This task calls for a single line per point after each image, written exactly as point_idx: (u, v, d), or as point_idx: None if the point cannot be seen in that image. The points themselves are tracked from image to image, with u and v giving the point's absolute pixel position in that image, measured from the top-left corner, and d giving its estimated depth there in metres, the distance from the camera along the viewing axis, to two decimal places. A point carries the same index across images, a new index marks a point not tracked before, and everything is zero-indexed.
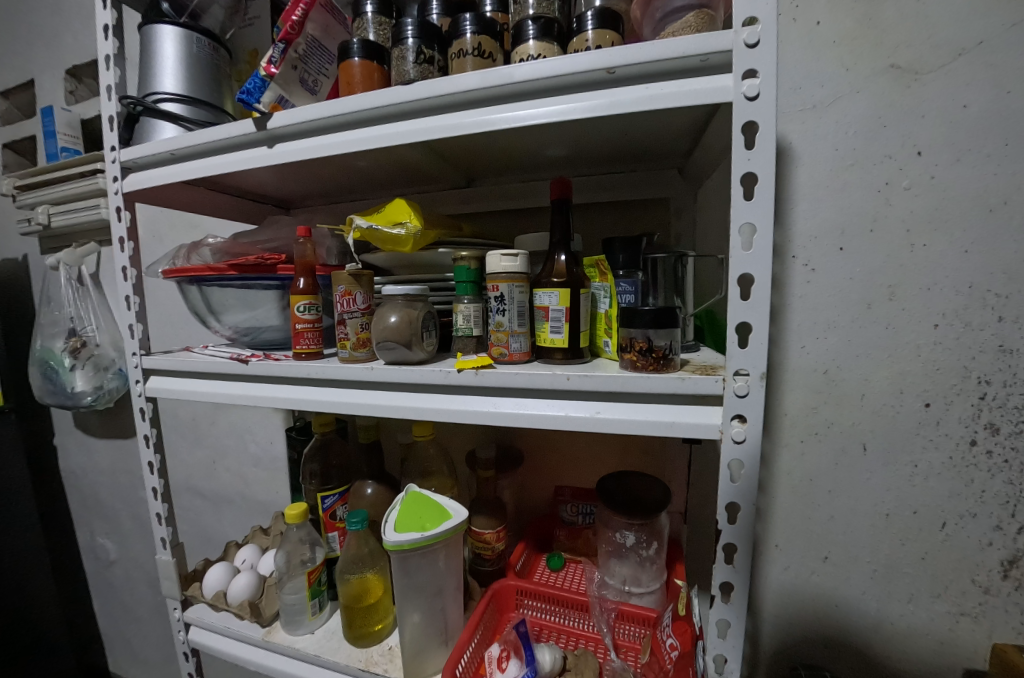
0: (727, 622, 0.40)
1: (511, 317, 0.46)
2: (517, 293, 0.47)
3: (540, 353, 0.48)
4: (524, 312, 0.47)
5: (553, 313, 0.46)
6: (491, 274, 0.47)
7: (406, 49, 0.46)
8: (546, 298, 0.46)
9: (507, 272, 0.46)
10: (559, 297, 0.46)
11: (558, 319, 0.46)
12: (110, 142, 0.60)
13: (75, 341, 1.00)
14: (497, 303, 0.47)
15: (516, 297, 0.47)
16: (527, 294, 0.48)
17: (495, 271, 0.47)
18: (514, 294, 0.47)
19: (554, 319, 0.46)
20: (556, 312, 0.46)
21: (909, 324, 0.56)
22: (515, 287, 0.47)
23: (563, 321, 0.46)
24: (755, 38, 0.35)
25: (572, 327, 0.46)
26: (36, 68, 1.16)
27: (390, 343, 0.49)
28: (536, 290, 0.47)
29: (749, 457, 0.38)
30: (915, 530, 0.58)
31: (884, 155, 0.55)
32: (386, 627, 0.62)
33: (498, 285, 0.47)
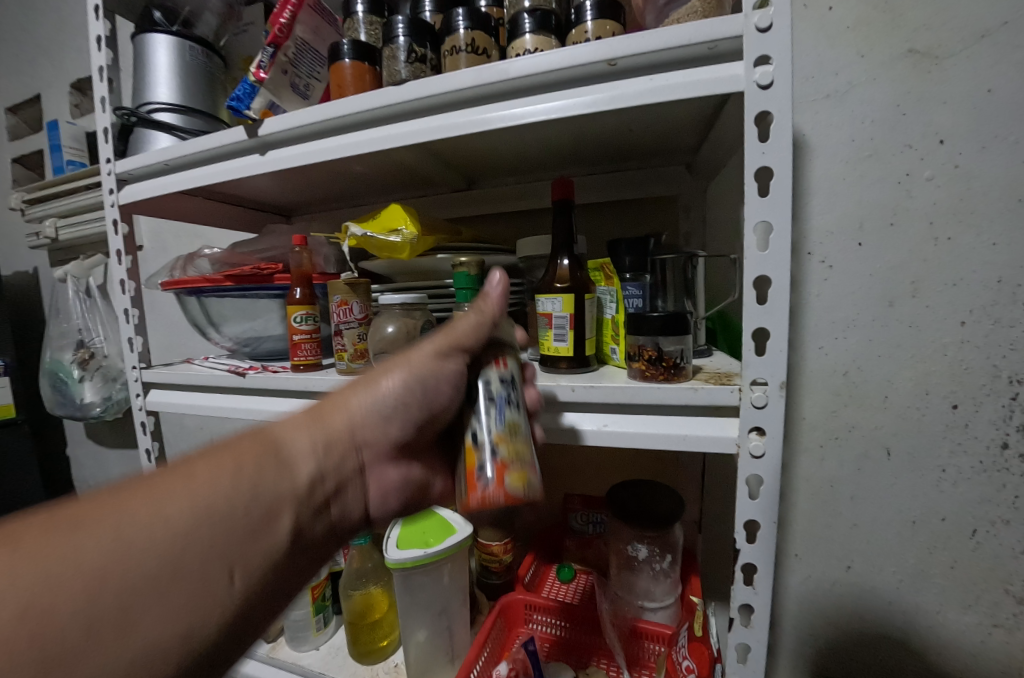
0: (746, 646, 0.38)
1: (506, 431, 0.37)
2: (512, 381, 0.38)
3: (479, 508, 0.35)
4: (484, 421, 0.37)
5: (496, 445, 0.36)
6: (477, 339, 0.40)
7: (397, 48, 0.44)
8: (528, 432, 0.37)
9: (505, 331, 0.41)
10: (528, 441, 0.37)
11: (496, 454, 0.35)
12: (105, 154, 0.58)
13: (83, 353, 0.99)
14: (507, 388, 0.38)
15: (493, 389, 0.37)
16: (514, 400, 0.37)
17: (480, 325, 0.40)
18: (507, 381, 0.38)
19: (492, 447, 0.36)
20: (502, 449, 0.35)
21: (935, 321, 0.52)
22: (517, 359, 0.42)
23: (504, 496, 0.34)
24: (768, 21, 0.32)
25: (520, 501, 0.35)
26: (43, 83, 1.17)
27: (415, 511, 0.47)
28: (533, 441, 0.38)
29: (769, 472, 0.35)
30: (944, 538, 0.54)
31: (904, 144, 0.51)
32: (393, 644, 0.60)
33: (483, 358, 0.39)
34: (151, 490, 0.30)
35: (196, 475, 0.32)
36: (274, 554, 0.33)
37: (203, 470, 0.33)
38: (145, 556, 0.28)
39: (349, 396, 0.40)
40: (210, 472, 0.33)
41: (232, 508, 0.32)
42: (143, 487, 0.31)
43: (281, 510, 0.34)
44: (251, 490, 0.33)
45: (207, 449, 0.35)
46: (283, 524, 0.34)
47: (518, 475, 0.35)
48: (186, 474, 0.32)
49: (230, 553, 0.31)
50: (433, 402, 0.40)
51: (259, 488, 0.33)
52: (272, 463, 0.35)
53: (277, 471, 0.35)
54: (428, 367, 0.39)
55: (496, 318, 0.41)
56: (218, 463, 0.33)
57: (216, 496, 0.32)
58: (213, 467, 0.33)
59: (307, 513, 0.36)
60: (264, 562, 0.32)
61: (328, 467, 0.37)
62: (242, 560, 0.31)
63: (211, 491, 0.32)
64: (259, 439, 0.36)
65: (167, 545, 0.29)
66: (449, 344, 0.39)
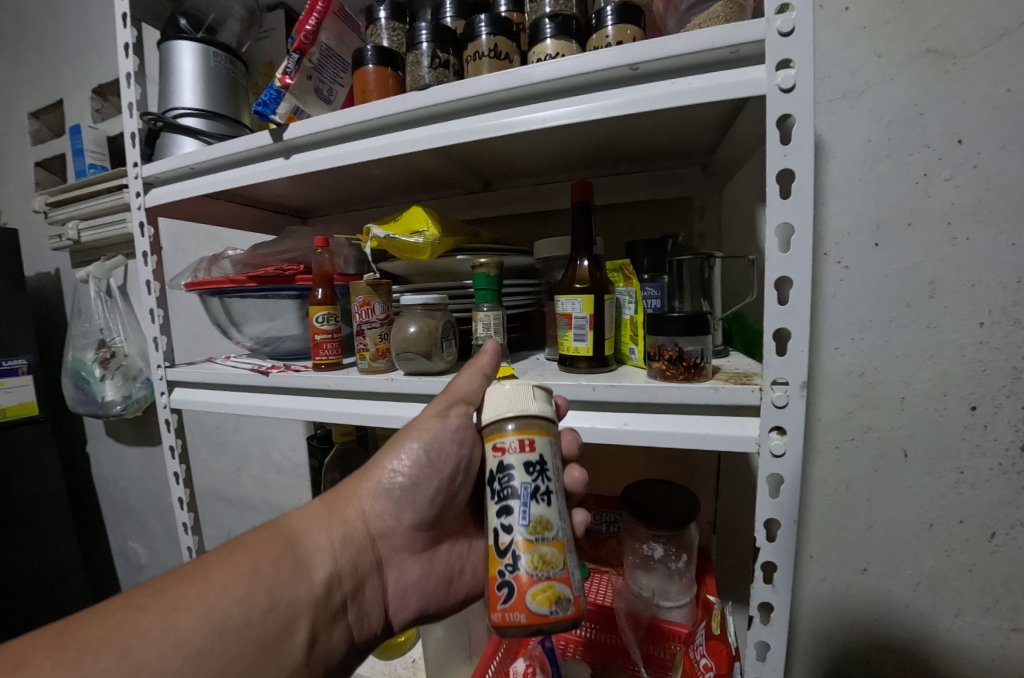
0: (766, 645, 0.38)
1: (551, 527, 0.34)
2: (541, 467, 0.35)
3: (501, 632, 0.33)
4: (510, 520, 0.34)
5: (521, 555, 0.33)
6: (488, 426, 0.36)
7: (421, 54, 0.45)
8: (559, 532, 0.35)
9: (539, 415, 0.35)
10: (558, 547, 0.34)
11: (521, 565, 0.33)
12: (133, 159, 0.60)
13: (105, 352, 1.01)
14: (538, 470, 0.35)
15: (518, 480, 0.34)
16: (540, 492, 0.34)
17: (498, 417, 0.36)
18: (534, 469, 0.35)
19: (516, 553, 0.33)
20: (527, 566, 0.33)
21: (954, 322, 0.52)
22: (555, 440, 0.36)
23: (527, 615, 0.32)
24: (790, 25, 0.32)
25: (543, 622, 0.32)
26: (65, 88, 1.19)
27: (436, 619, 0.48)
28: (566, 538, 0.35)
29: (789, 472, 0.35)
30: (962, 541, 0.54)
31: (922, 145, 0.51)
32: (410, 639, 0.61)
33: (502, 443, 0.35)
34: (177, 598, 0.33)
35: (219, 574, 0.35)
36: (289, 664, 0.35)
37: (225, 562, 0.36)
38: (175, 663, 0.31)
39: (363, 493, 0.42)
40: (231, 568, 0.35)
41: (249, 614, 0.34)
42: (175, 585, 0.34)
43: (297, 618, 0.36)
44: (266, 597, 0.35)
45: (234, 540, 0.38)
46: (298, 632, 0.36)
47: (543, 598, 0.33)
48: (210, 573, 0.35)
49: (248, 667, 0.33)
50: (441, 455, 0.41)
51: (276, 583, 0.36)
52: (290, 563, 0.37)
53: (294, 569, 0.37)
54: (436, 427, 0.40)
55: (488, 373, 0.42)
56: (241, 557, 0.36)
57: (235, 612, 0.34)
58: (233, 565, 0.36)
59: (324, 619, 0.38)
60: (278, 676, 0.34)
61: (343, 567, 0.39)
62: (261, 656, 0.33)
63: (234, 593, 0.34)
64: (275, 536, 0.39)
65: (198, 619, 0.32)
66: (450, 399, 0.41)
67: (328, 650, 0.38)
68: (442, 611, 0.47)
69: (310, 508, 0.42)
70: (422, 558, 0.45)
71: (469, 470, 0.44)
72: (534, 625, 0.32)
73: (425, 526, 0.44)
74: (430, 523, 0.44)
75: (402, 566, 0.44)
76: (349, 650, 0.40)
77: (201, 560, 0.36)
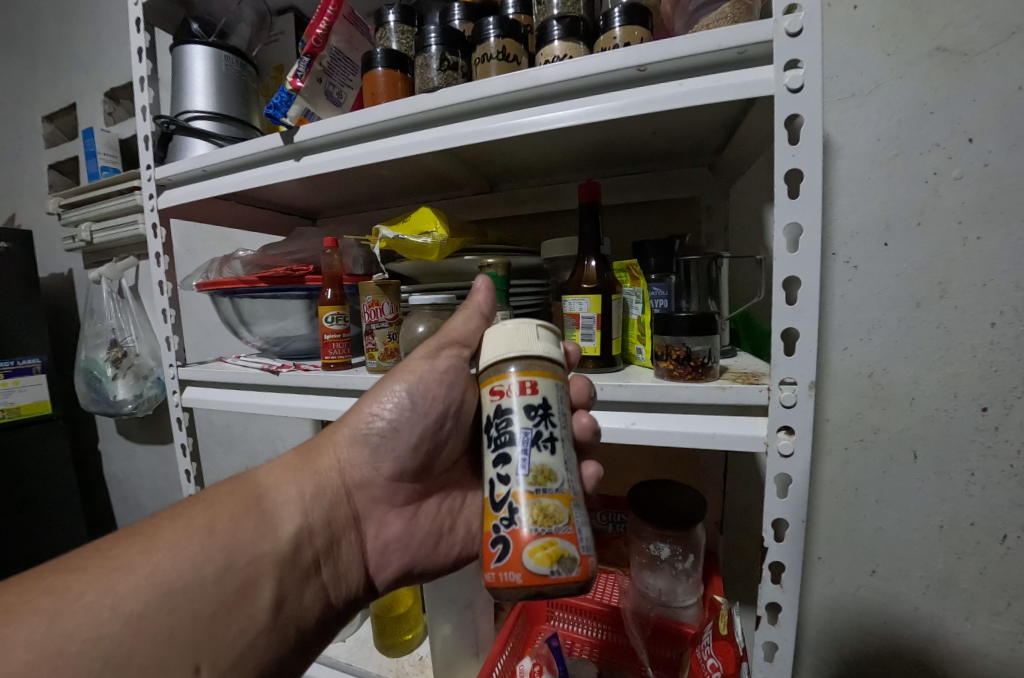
0: (773, 645, 0.38)
1: (560, 479, 0.32)
2: (544, 411, 0.33)
3: (496, 593, 0.30)
4: (508, 470, 0.32)
5: (519, 508, 0.31)
6: (488, 369, 0.34)
7: (430, 56, 0.46)
8: (564, 484, 0.32)
9: (543, 355, 0.33)
10: (563, 501, 0.31)
11: (519, 519, 0.30)
12: (146, 161, 0.61)
13: (116, 351, 1.02)
14: (543, 414, 0.32)
15: (517, 425, 0.32)
16: (542, 438, 0.32)
17: (498, 359, 0.34)
18: (536, 413, 0.32)
19: (513, 505, 0.31)
20: (525, 520, 0.30)
21: (964, 322, 0.52)
22: (562, 385, 0.34)
23: (523, 574, 0.29)
24: (798, 26, 0.33)
25: (542, 583, 0.29)
26: (78, 91, 1.21)
27: (424, 578, 0.48)
28: (573, 493, 0.32)
29: (798, 472, 0.35)
30: (973, 543, 0.54)
31: (932, 144, 0.51)
32: (417, 636, 0.62)
33: (503, 385, 0.33)
34: (118, 562, 0.33)
35: (169, 535, 0.35)
36: (252, 623, 0.35)
37: (177, 520, 0.36)
38: (111, 629, 0.30)
39: (336, 443, 0.43)
40: (184, 528, 0.35)
41: (204, 569, 0.34)
42: (120, 547, 0.34)
43: (260, 575, 0.36)
44: (225, 552, 0.35)
45: (193, 498, 0.38)
46: (263, 590, 0.36)
47: (542, 557, 0.29)
48: (159, 534, 0.35)
49: (201, 626, 0.33)
50: (427, 397, 0.41)
51: (236, 538, 0.36)
52: (252, 518, 0.38)
53: (256, 524, 0.38)
54: (424, 368, 0.41)
55: (484, 314, 0.43)
56: (200, 514, 0.37)
57: (181, 575, 0.33)
58: (186, 524, 0.36)
59: (292, 575, 0.38)
60: (243, 630, 0.34)
61: (311, 519, 0.40)
62: (218, 615, 0.34)
63: (184, 552, 0.34)
64: (239, 490, 0.39)
65: (136, 581, 0.32)
66: (442, 342, 0.42)
67: (298, 608, 0.38)
68: (428, 569, 0.47)
69: (281, 463, 0.43)
70: (402, 511, 0.46)
71: (461, 414, 0.44)
72: (531, 585, 0.29)
73: (406, 476, 0.44)
74: (413, 473, 0.44)
75: (380, 518, 0.44)
76: (325, 609, 0.40)
77: (154, 519, 0.36)
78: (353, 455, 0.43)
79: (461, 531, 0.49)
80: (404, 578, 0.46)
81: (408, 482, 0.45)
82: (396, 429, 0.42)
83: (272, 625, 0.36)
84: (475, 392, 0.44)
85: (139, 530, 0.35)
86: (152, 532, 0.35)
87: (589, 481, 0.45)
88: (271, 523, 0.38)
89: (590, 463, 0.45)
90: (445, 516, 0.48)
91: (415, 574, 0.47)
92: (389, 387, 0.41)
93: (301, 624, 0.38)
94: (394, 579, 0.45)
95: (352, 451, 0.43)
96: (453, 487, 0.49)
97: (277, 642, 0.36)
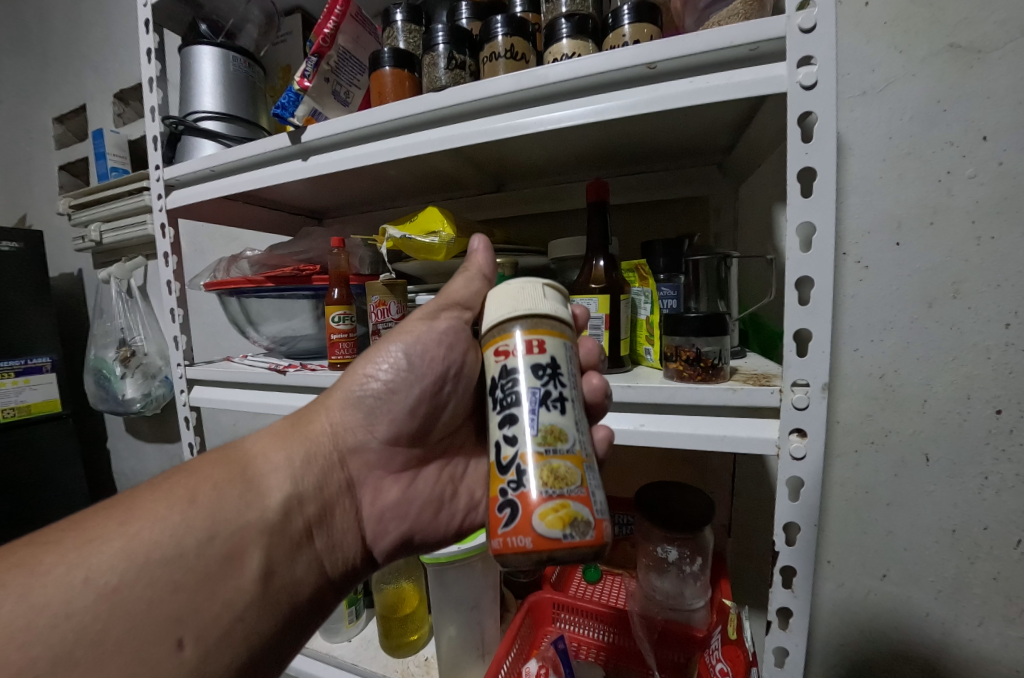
0: (784, 650, 0.38)
1: (569, 439, 0.30)
2: (553, 370, 0.31)
3: (504, 561, 0.28)
4: (515, 430, 0.30)
5: (529, 469, 0.29)
6: (492, 330, 0.33)
7: (437, 56, 0.46)
8: (575, 445, 0.30)
9: (551, 314, 0.32)
10: (574, 462, 0.29)
11: (529, 481, 0.29)
12: (154, 161, 0.62)
13: (125, 350, 1.03)
14: (550, 371, 0.31)
15: (524, 384, 0.31)
16: (551, 398, 0.30)
17: (503, 319, 0.32)
18: (544, 372, 0.31)
19: (521, 466, 0.29)
20: (535, 482, 0.29)
21: (978, 323, 0.51)
22: (570, 345, 0.33)
23: (534, 539, 0.27)
24: (812, 21, 0.32)
25: (554, 548, 0.27)
26: (88, 94, 1.22)
27: (424, 549, 0.46)
28: (585, 454, 0.30)
29: (810, 475, 0.35)
30: (986, 548, 0.53)
31: (945, 142, 0.50)
32: (423, 637, 0.61)
33: (508, 346, 0.32)
34: (93, 534, 0.31)
35: (149, 506, 0.33)
36: (240, 595, 0.33)
37: (157, 492, 0.34)
38: (84, 603, 0.29)
39: (327, 408, 0.41)
40: (164, 498, 0.34)
41: (184, 541, 0.33)
42: (96, 519, 0.32)
43: (248, 545, 0.34)
44: (207, 522, 0.34)
45: (175, 469, 0.36)
46: (251, 560, 0.34)
47: (554, 520, 0.27)
48: (138, 505, 0.33)
49: (181, 599, 0.31)
50: (425, 358, 0.39)
51: (220, 508, 0.35)
52: (237, 487, 0.36)
53: (241, 492, 0.36)
54: (422, 328, 0.39)
55: (487, 275, 0.41)
56: (180, 485, 0.35)
57: (161, 546, 0.32)
58: (166, 495, 0.34)
59: (281, 546, 0.36)
60: (228, 603, 0.32)
61: (301, 487, 0.38)
62: (203, 586, 0.32)
63: (164, 522, 0.33)
64: (225, 459, 0.38)
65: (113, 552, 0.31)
66: (442, 303, 0.40)
67: (291, 580, 0.36)
68: (429, 539, 0.45)
69: (269, 431, 0.41)
70: (399, 478, 0.43)
71: (461, 376, 0.41)
72: (542, 550, 0.27)
73: (403, 439, 0.42)
74: (410, 437, 0.42)
75: (376, 484, 0.42)
76: (320, 581, 0.39)
77: (134, 491, 0.35)
78: (345, 418, 0.41)
79: (462, 499, 0.47)
80: (404, 547, 0.45)
81: (405, 447, 0.42)
82: (389, 391, 0.40)
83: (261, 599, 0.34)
84: (477, 354, 0.42)
85: (119, 501, 0.34)
86: (131, 504, 0.33)
87: (601, 444, 0.40)
88: (257, 491, 0.37)
89: (601, 425, 0.41)
90: (446, 481, 0.46)
91: (416, 545, 0.45)
92: (385, 348, 0.40)
93: (294, 598, 0.36)
94: (393, 547, 0.44)
95: (344, 414, 0.41)
96: (454, 453, 0.47)
97: (269, 615, 0.35)
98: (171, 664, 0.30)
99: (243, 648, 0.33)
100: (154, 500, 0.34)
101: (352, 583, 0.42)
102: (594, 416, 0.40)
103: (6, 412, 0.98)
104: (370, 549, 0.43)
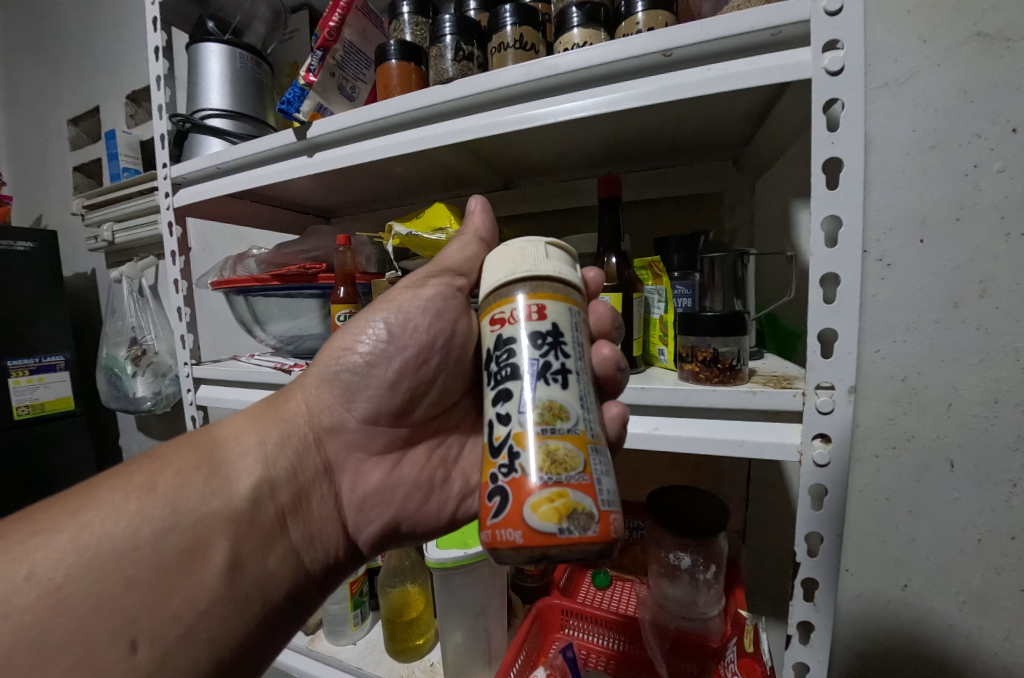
0: (804, 665, 0.36)
1: (576, 420, 0.28)
2: (554, 340, 0.29)
3: (496, 555, 0.27)
4: (509, 408, 0.29)
5: (527, 453, 0.27)
6: (491, 296, 0.31)
7: (444, 47, 0.45)
8: (577, 424, 0.28)
9: (552, 275, 0.30)
10: (575, 443, 0.27)
11: (528, 468, 0.27)
12: (161, 160, 0.62)
13: (136, 349, 1.03)
14: (548, 344, 0.29)
15: (524, 355, 0.29)
16: (551, 370, 0.29)
17: (501, 283, 0.31)
18: (544, 341, 0.29)
19: (514, 449, 0.28)
20: (531, 468, 0.27)
21: (1008, 324, 0.48)
22: (575, 309, 0.31)
23: (525, 533, 0.26)
24: (837, 4, 0.30)
25: (548, 543, 0.25)
26: (103, 95, 1.23)
27: (414, 538, 0.44)
28: (590, 435, 0.28)
29: (834, 482, 0.33)
30: (1014, 559, 0.50)
31: (972, 134, 0.48)
32: (428, 642, 0.60)
33: (504, 312, 0.30)
34: (41, 526, 0.31)
35: (105, 495, 0.33)
36: (203, 590, 0.32)
37: (116, 481, 0.34)
38: (27, 599, 0.28)
39: (304, 387, 0.40)
40: (122, 487, 0.33)
41: (142, 530, 0.32)
42: (52, 510, 0.32)
43: (212, 535, 0.33)
44: (167, 511, 0.33)
45: (138, 455, 0.36)
46: (216, 552, 0.33)
47: (548, 512, 0.26)
48: (92, 495, 0.33)
49: (136, 596, 0.30)
50: (408, 329, 0.38)
51: (181, 496, 0.34)
52: (203, 473, 0.35)
53: (206, 478, 0.35)
54: (406, 297, 0.38)
55: (482, 238, 0.40)
56: (141, 472, 0.34)
57: (113, 538, 0.31)
58: (124, 483, 0.33)
59: (251, 535, 0.35)
60: (190, 596, 0.31)
61: (273, 471, 0.37)
62: (162, 581, 0.31)
63: (120, 511, 0.32)
64: (192, 443, 0.37)
65: (56, 547, 0.30)
66: (433, 270, 0.39)
67: (262, 571, 0.35)
68: (417, 526, 0.44)
69: (245, 413, 0.40)
70: (381, 460, 0.42)
71: (450, 349, 0.39)
72: (534, 546, 0.25)
73: (385, 418, 0.41)
74: (392, 416, 0.41)
75: (357, 467, 0.41)
76: (296, 573, 0.38)
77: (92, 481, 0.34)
78: (321, 397, 0.40)
79: (456, 483, 0.45)
80: (391, 534, 0.43)
81: (387, 426, 0.41)
82: (368, 366, 0.39)
83: (227, 592, 0.33)
84: (469, 321, 0.40)
85: (78, 495, 0.33)
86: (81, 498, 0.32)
87: (613, 423, 0.37)
88: (222, 476, 0.36)
89: (613, 404, 0.38)
90: (433, 464, 0.44)
91: (404, 533, 0.44)
92: (368, 318, 0.38)
93: (266, 591, 0.35)
94: (378, 535, 0.43)
95: (319, 393, 0.40)
96: (447, 433, 0.45)
97: (238, 610, 0.33)
98: (122, 666, 0.29)
99: (210, 645, 0.32)
100: (110, 493, 0.33)
101: (335, 575, 0.41)
102: (610, 392, 0.38)
103: (20, 411, 0.99)
104: (352, 538, 0.42)
